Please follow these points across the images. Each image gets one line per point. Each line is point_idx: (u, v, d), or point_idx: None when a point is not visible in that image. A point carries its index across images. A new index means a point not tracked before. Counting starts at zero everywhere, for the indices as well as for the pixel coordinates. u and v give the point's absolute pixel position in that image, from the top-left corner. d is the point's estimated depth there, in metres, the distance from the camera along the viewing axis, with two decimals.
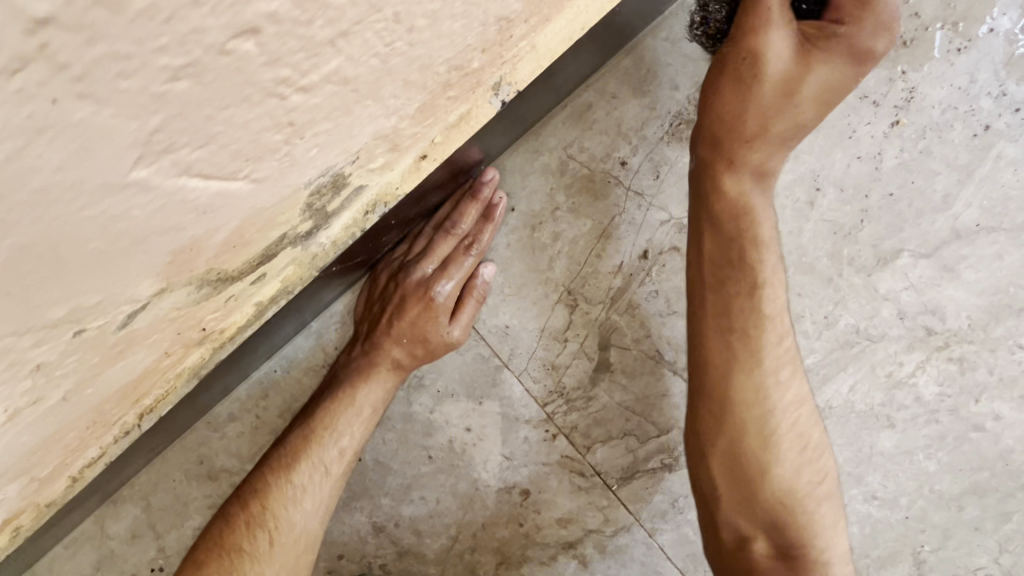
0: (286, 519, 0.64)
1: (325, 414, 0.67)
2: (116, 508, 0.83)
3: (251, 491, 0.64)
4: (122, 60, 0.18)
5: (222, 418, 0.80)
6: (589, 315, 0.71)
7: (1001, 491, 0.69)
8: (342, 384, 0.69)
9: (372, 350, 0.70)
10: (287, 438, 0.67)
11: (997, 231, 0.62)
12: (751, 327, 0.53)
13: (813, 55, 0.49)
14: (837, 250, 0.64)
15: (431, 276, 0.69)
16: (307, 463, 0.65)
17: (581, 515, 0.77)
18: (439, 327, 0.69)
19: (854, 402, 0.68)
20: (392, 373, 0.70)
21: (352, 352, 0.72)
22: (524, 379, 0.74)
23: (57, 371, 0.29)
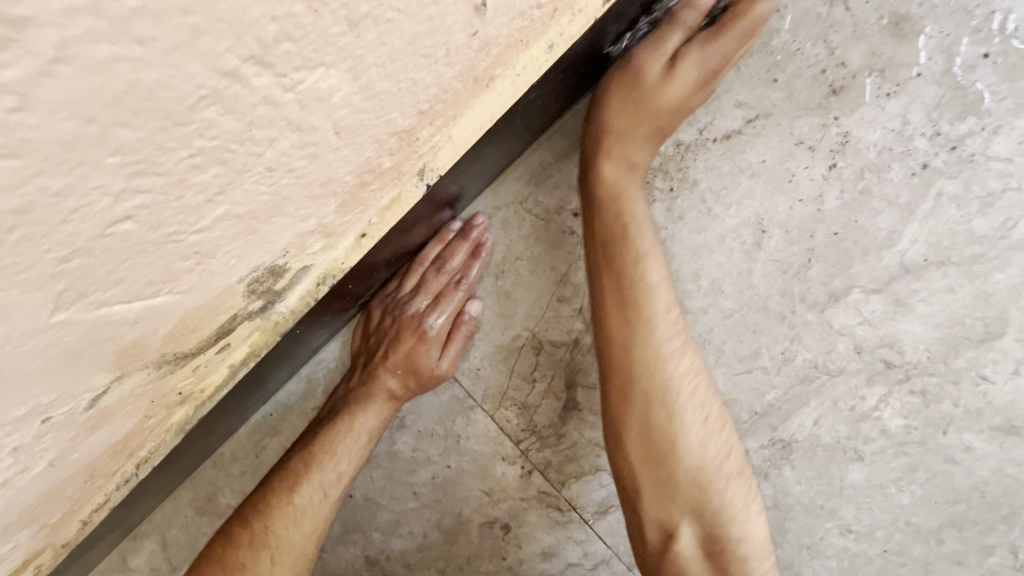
0: (285, 540, 0.65)
1: (320, 437, 0.69)
2: (137, 543, 0.90)
3: (254, 511, 0.66)
4: (11, 266, 0.24)
5: (227, 459, 0.87)
6: (554, 356, 0.74)
7: (982, 525, 0.68)
8: (341, 406, 0.72)
9: (366, 378, 0.73)
10: (286, 460, 0.69)
11: (947, 265, 0.62)
12: (636, 304, 0.60)
13: (687, 80, 0.59)
14: (788, 288, 0.66)
15: (424, 311, 0.73)
16: (305, 485, 0.67)
17: (562, 548, 0.79)
18: (429, 357, 0.72)
19: (820, 435, 0.69)
20: (384, 400, 0.72)
21: (351, 379, 0.75)
22: (497, 418, 0.77)
23: (38, 447, 0.35)
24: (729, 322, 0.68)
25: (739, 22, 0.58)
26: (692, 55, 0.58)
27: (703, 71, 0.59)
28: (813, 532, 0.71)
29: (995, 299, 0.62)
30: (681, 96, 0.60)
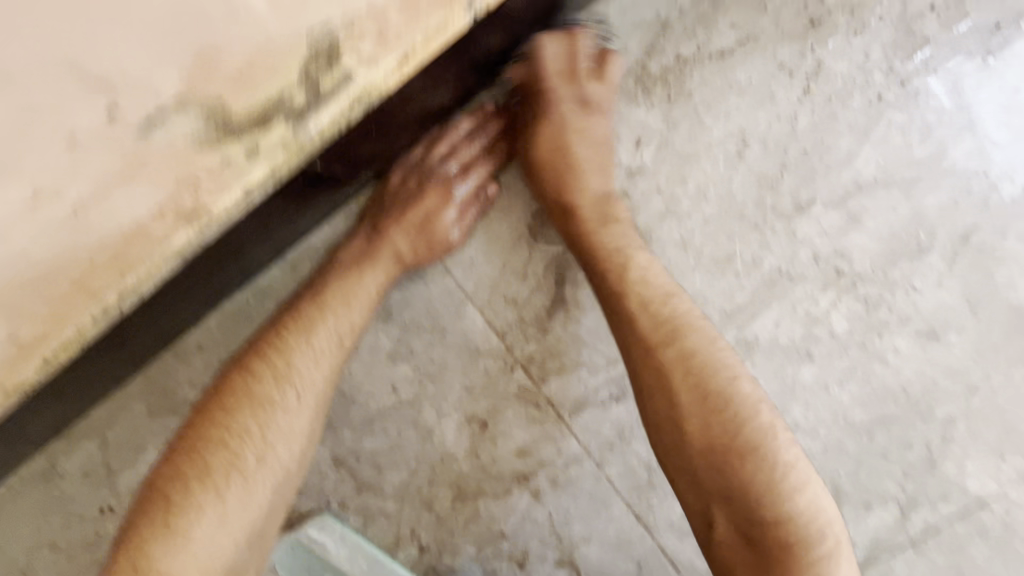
0: (307, 378, 0.68)
1: (335, 286, 0.72)
2: (70, 445, 0.86)
3: (273, 349, 0.69)
4: None
5: (191, 349, 0.84)
6: (547, 251, 0.77)
7: (905, 421, 0.78)
8: (350, 260, 0.74)
9: (376, 237, 0.75)
10: (298, 306, 0.71)
11: (891, 185, 0.73)
12: (629, 306, 0.66)
13: (573, 123, 0.70)
14: (762, 198, 0.74)
15: (447, 176, 0.75)
16: (323, 329, 0.70)
17: (535, 446, 0.82)
18: (445, 224, 0.75)
19: (779, 337, 0.77)
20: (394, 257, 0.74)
21: (356, 237, 0.76)
22: (486, 312, 0.79)
23: (108, 136, 0.46)
24: (709, 227, 0.75)
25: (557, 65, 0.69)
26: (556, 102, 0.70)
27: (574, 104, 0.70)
28: None
29: (927, 219, 0.73)
30: (580, 132, 0.71)
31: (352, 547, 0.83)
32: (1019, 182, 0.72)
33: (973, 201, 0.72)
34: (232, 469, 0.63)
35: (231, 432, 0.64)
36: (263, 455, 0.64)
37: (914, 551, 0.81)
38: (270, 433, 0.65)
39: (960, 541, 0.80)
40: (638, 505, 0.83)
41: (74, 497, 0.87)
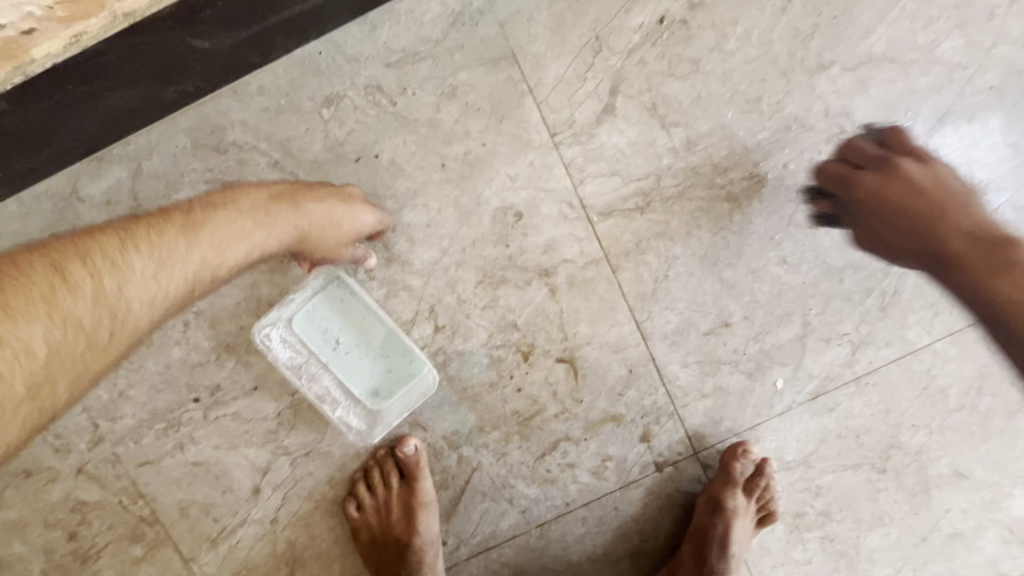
0: (124, 316, 0.61)
1: (210, 229, 0.68)
2: (98, 168, 0.86)
3: (103, 265, 0.60)
4: None
5: (251, 90, 0.85)
6: (608, 62, 0.86)
7: (868, 270, 0.93)
8: (238, 214, 0.71)
9: (282, 208, 0.74)
10: (159, 234, 0.64)
11: (894, 61, 0.88)
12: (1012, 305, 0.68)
13: (912, 180, 0.81)
14: (794, 51, 0.88)
15: (362, 203, 0.83)
16: (173, 271, 0.64)
17: (561, 244, 0.91)
18: (337, 245, 0.80)
19: (785, 177, 0.90)
20: (292, 235, 0.74)
21: (251, 194, 0.74)
22: (543, 108, 0.87)
23: None
24: (747, 67, 0.88)
25: (869, 156, 0.85)
26: (870, 177, 0.83)
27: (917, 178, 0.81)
28: (759, 259, 0.92)
29: (917, 99, 0.89)
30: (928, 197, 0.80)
31: (376, 303, 0.91)
32: (987, 80, 0.89)
33: (950, 91, 0.89)
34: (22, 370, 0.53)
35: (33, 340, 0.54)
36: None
37: (855, 387, 0.97)
38: None
39: (892, 382, 0.97)
40: (640, 313, 0.93)
41: (94, 221, 0.86)
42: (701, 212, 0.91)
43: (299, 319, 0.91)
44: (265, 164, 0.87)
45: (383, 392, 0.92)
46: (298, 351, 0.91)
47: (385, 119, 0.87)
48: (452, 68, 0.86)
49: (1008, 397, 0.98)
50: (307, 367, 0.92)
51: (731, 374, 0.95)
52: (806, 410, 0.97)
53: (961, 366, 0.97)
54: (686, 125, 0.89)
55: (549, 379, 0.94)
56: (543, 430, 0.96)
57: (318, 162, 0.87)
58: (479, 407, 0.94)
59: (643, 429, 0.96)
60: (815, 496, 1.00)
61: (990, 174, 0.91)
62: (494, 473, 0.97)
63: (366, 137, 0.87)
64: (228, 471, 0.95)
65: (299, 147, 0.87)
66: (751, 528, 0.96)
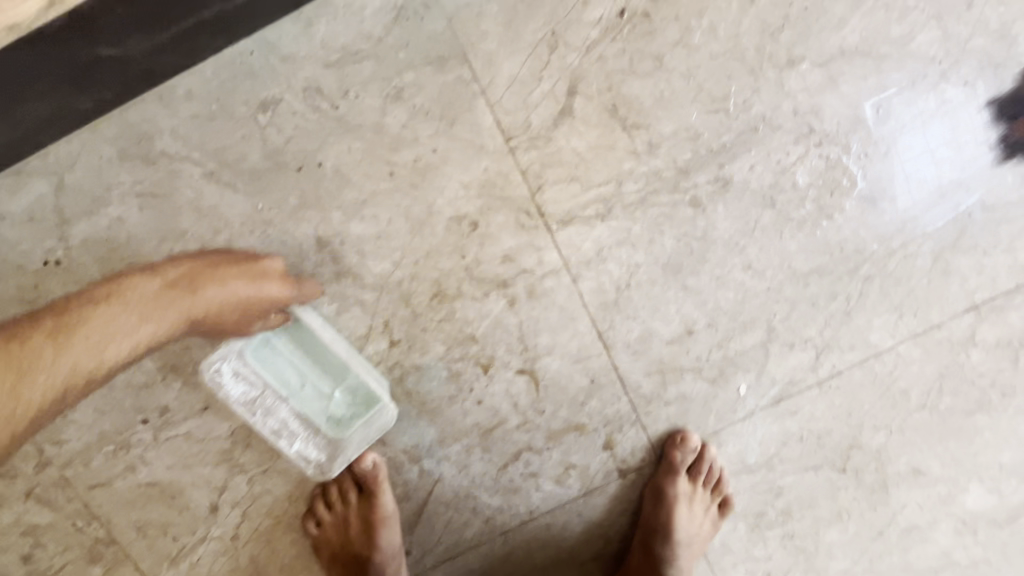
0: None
1: (83, 333, 0.71)
2: (18, 183, 0.80)
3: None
4: None
5: (177, 95, 0.78)
6: (565, 60, 0.80)
7: (835, 275, 0.91)
8: (115, 313, 0.73)
9: (166, 296, 0.75)
10: (28, 343, 0.69)
11: (868, 56, 0.84)
12: None
13: None
14: (763, 45, 0.82)
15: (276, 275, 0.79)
16: (35, 382, 0.68)
17: (520, 254, 0.87)
18: (237, 324, 0.78)
19: (751, 180, 0.87)
20: (172, 323, 0.75)
21: (140, 283, 0.76)
22: (496, 111, 0.81)
23: None
24: (714, 64, 0.82)
25: None
26: None
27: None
28: (723, 266, 0.90)
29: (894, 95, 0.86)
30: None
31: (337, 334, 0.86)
32: (962, 74, 0.85)
33: (924, 87, 0.85)
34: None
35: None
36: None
37: (818, 390, 0.96)
38: None
39: (855, 385, 0.96)
40: (602, 322, 0.90)
41: (18, 240, 0.81)
42: (664, 218, 0.87)
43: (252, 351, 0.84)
44: (199, 175, 0.81)
45: (344, 426, 0.88)
46: (253, 384, 0.84)
47: (326, 125, 0.80)
48: (396, 67, 0.79)
49: (968, 396, 0.98)
50: (262, 402, 0.85)
51: (694, 381, 0.94)
52: (769, 414, 0.97)
53: (923, 367, 0.96)
54: (649, 126, 0.84)
55: (510, 390, 0.92)
56: (505, 441, 0.95)
57: (256, 172, 0.81)
58: (439, 420, 0.93)
59: (606, 437, 0.96)
60: (776, 497, 1.01)
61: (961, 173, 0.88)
62: (456, 484, 0.96)
63: (307, 144, 0.81)
64: (183, 490, 0.93)
65: (235, 156, 0.81)
66: (704, 513, 0.97)
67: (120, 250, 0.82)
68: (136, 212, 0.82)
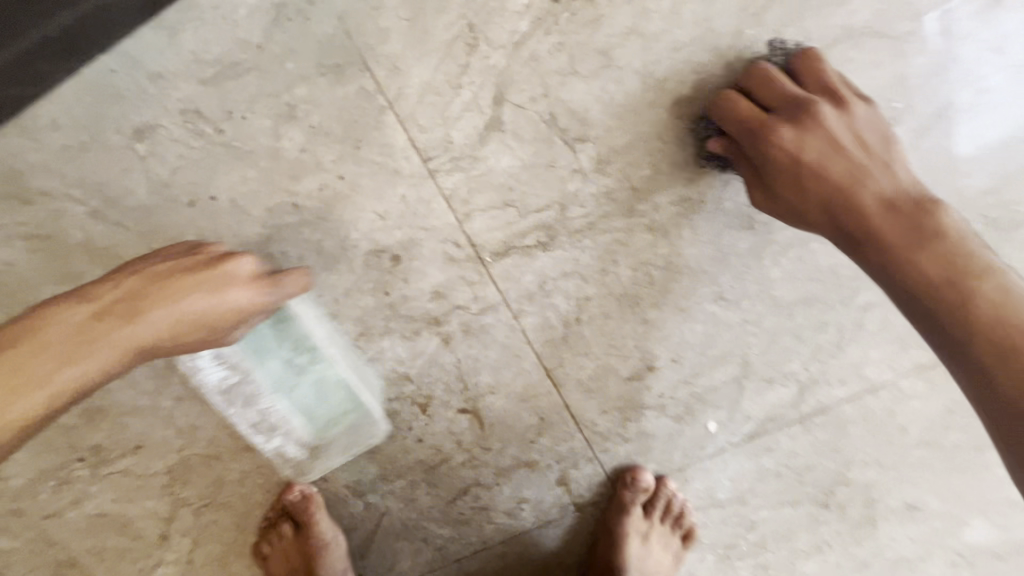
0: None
1: None
2: None
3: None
4: None
5: (43, 124, 0.68)
6: (488, 61, 0.67)
7: (825, 303, 0.78)
8: None
9: (90, 333, 0.56)
10: None
11: (879, 38, 0.69)
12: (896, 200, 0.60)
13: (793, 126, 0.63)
14: (739, 29, 0.68)
15: (241, 276, 0.61)
16: None
17: (450, 289, 0.76)
18: (214, 335, 0.62)
19: (724, 199, 0.73)
20: (106, 363, 0.56)
21: (36, 326, 0.54)
22: (409, 128, 0.69)
23: None
24: (672, 57, 0.68)
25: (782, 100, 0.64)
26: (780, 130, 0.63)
27: (808, 124, 0.63)
28: (690, 297, 0.77)
29: (948, 48, 0.70)
30: (814, 141, 0.63)
31: (332, 334, 0.77)
32: (992, 56, 0.70)
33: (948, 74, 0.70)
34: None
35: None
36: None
37: (800, 427, 0.85)
38: None
39: (844, 421, 0.85)
40: (550, 360, 0.81)
41: None
42: (618, 245, 0.74)
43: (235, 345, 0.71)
44: (83, 213, 0.71)
45: (324, 431, 0.80)
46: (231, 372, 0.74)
47: (214, 152, 0.69)
48: (286, 80, 0.67)
49: (977, 431, 0.87)
50: (240, 386, 0.75)
51: (657, 419, 0.84)
52: (744, 452, 0.86)
53: (926, 402, 0.84)
54: (595, 139, 0.70)
55: (452, 429, 0.85)
56: (452, 476, 0.88)
57: (144, 208, 0.71)
58: (380, 456, 0.87)
59: (560, 473, 0.88)
60: (750, 530, 0.90)
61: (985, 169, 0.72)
62: (404, 517, 0.90)
63: (195, 175, 0.70)
64: (132, 520, 0.90)
65: (119, 191, 0.70)
66: (665, 550, 0.89)
67: (14, 296, 0.72)
68: (22, 254, 0.71)
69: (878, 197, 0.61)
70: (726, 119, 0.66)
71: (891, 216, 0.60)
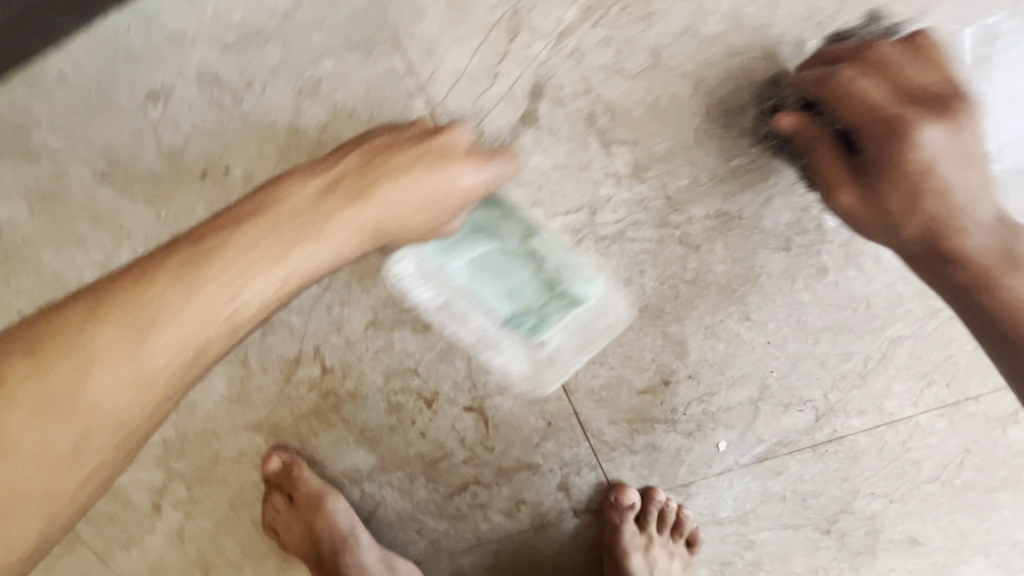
0: (101, 411, 0.46)
1: (214, 271, 0.50)
2: None
3: (56, 351, 0.45)
4: None
5: (54, 79, 0.65)
6: (529, 50, 0.63)
7: (854, 333, 0.75)
8: (260, 240, 0.52)
9: (328, 206, 0.55)
10: (139, 293, 0.48)
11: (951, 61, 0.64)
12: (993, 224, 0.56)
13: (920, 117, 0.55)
14: (803, 39, 0.64)
15: (460, 147, 0.59)
16: (175, 338, 0.48)
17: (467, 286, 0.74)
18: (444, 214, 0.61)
19: (764, 217, 0.69)
20: (350, 237, 0.56)
21: (286, 194, 0.55)
22: (437, 116, 0.64)
23: None
24: (727, 63, 0.64)
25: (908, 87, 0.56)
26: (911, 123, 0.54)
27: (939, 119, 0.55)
28: (715, 314, 0.74)
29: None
30: (953, 146, 0.55)
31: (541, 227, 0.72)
32: None
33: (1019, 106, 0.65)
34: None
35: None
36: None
37: (812, 453, 0.83)
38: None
39: (857, 451, 0.83)
40: (563, 367, 0.79)
41: None
42: (647, 256, 0.71)
43: (431, 250, 0.72)
44: (90, 178, 0.67)
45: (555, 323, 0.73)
46: (443, 292, 0.75)
47: (229, 124, 0.65)
48: (310, 54, 0.63)
49: (993, 473, 0.84)
50: (455, 307, 0.75)
51: (666, 434, 0.82)
52: (750, 472, 0.85)
53: (945, 440, 0.82)
54: (636, 142, 0.66)
55: (456, 426, 0.83)
56: (451, 473, 0.87)
57: (153, 177, 0.67)
58: (380, 448, 0.85)
59: (561, 478, 0.86)
60: (747, 549, 0.89)
61: (1006, 209, 0.67)
62: (399, 507, 0.89)
63: (210, 146, 0.66)
64: (126, 488, 0.89)
65: (128, 157, 0.67)
66: (670, 559, 0.87)
67: (16, 256, 0.69)
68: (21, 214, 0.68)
69: (980, 226, 0.55)
70: (840, 102, 0.57)
71: (992, 242, 0.55)
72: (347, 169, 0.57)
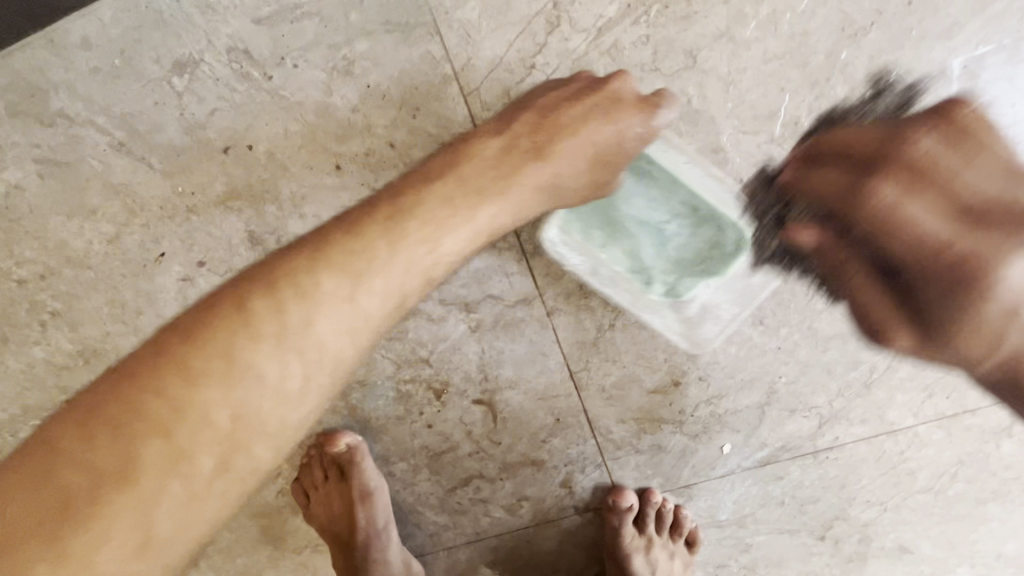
0: (327, 348, 0.48)
1: (421, 220, 0.55)
2: None
3: (291, 292, 0.48)
4: None
5: (76, 41, 0.63)
6: (568, 44, 0.65)
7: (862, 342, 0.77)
8: (466, 189, 0.58)
9: (515, 160, 0.61)
10: (358, 240, 0.52)
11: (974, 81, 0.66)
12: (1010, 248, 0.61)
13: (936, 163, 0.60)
14: (836, 50, 0.67)
15: (631, 97, 0.62)
16: (391, 283, 0.52)
17: (488, 275, 0.77)
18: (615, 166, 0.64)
19: None
20: (538, 193, 0.62)
21: (477, 150, 0.61)
22: (471, 103, 0.65)
23: None
24: (758, 70, 0.67)
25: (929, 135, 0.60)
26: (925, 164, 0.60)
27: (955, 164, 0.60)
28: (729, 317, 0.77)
29: None
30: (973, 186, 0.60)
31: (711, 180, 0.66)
32: None
33: None
34: (172, 466, 0.42)
35: (88, 470, 0.40)
36: (89, 520, 0.40)
37: (813, 459, 0.85)
38: (245, 424, 0.45)
39: (856, 459, 0.85)
40: (577, 362, 0.80)
41: None
42: None
43: (591, 211, 0.68)
44: (105, 145, 0.65)
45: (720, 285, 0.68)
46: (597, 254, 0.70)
47: (256, 99, 0.64)
48: (347, 32, 0.63)
49: (984, 485, 0.86)
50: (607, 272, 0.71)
51: (673, 434, 0.83)
52: (751, 476, 0.85)
53: (941, 451, 0.84)
54: None
55: (464, 419, 0.83)
56: (455, 466, 0.85)
57: (173, 148, 0.65)
58: (386, 438, 0.84)
59: (565, 475, 0.85)
60: (742, 552, 0.89)
61: None
62: (399, 500, 0.87)
63: (235, 121, 0.65)
64: None
65: (147, 125, 0.65)
66: (671, 559, 0.87)
67: (20, 222, 0.67)
68: (28, 177, 0.66)
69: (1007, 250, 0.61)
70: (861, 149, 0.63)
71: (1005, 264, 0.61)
72: (528, 120, 0.62)
